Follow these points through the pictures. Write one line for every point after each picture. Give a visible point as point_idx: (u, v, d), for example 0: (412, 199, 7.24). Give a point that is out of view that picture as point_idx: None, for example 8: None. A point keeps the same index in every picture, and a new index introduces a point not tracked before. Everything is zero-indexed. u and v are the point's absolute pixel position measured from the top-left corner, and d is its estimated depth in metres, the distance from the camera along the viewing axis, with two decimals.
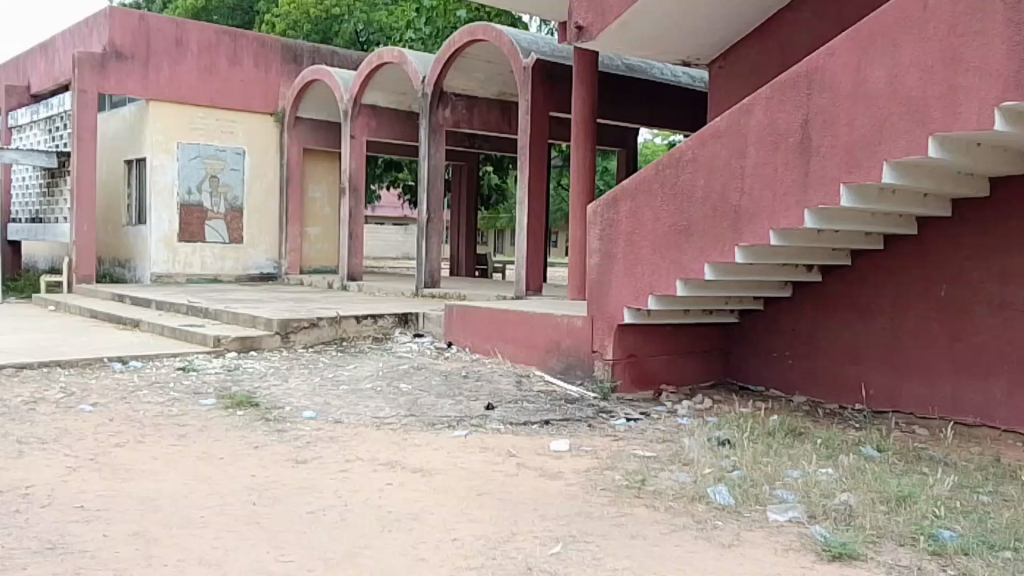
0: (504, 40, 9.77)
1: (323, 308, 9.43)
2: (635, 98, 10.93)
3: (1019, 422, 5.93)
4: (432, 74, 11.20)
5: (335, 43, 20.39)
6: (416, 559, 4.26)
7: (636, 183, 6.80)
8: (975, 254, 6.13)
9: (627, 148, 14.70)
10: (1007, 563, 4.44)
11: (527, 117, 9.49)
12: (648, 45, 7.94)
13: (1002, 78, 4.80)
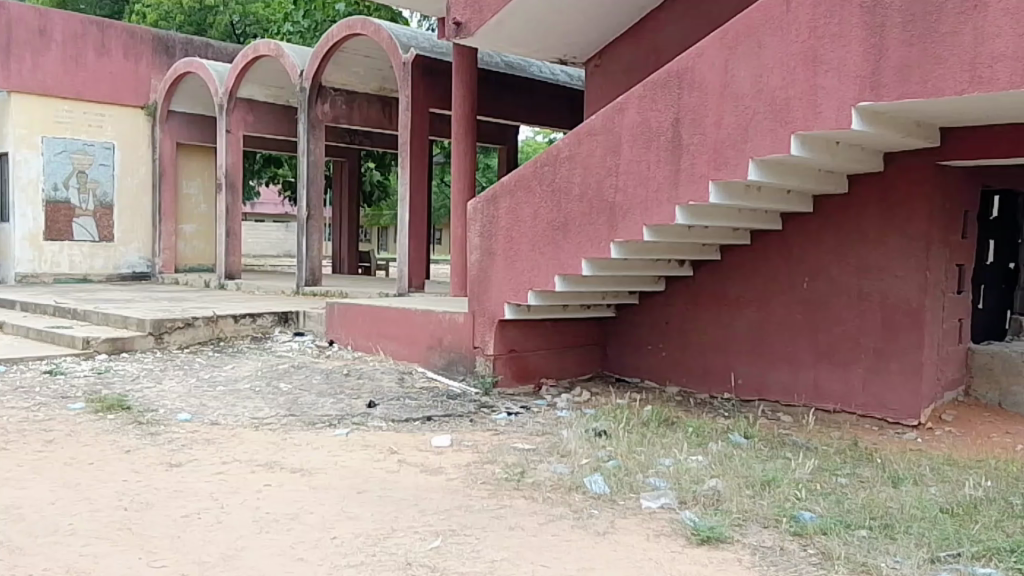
0: (383, 36, 9.73)
1: (199, 307, 9.22)
2: (516, 95, 11.06)
3: (874, 407, 6.27)
4: (308, 69, 11.04)
5: (210, 35, 19.92)
6: (293, 559, 4.21)
7: (515, 179, 6.83)
8: (835, 248, 6.42)
9: (507, 144, 14.75)
10: (862, 541, 4.71)
11: (407, 113, 9.48)
12: (540, 42, 8.07)
13: (860, 81, 5.17)
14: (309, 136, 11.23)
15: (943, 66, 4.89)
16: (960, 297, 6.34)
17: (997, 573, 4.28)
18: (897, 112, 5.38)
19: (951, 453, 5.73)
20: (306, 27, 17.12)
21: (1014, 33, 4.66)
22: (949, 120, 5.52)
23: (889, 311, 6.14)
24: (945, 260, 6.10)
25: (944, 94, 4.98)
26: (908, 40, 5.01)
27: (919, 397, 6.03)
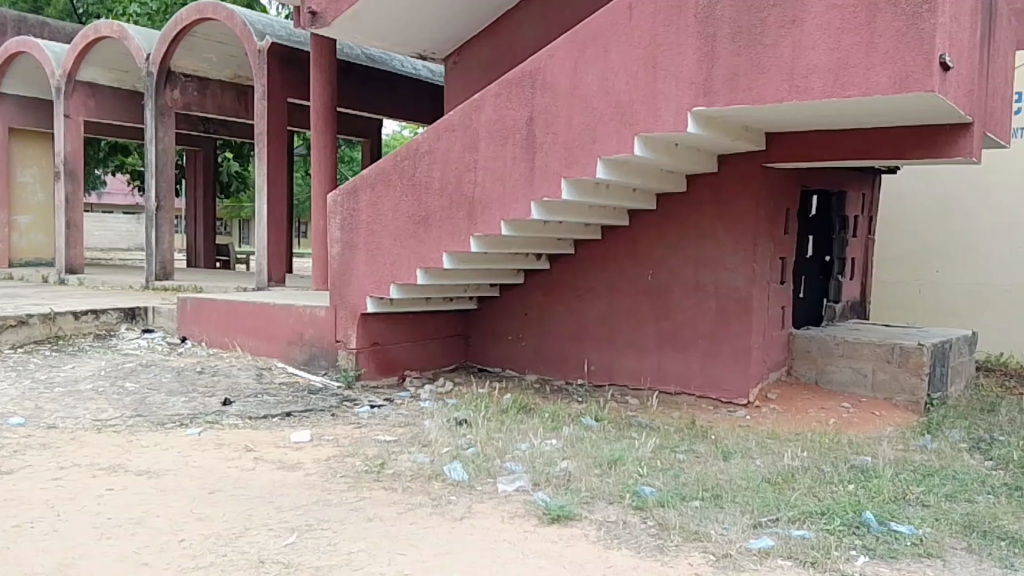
0: (236, 21, 9.43)
1: (35, 304, 8.59)
2: (377, 88, 11.04)
3: (710, 388, 6.80)
4: (157, 53, 10.53)
5: (47, 13, 18.52)
6: (138, 564, 4.09)
7: (375, 172, 6.84)
8: (676, 242, 6.90)
9: (372, 138, 14.65)
10: (695, 511, 5.17)
11: (263, 102, 9.28)
12: (400, 36, 8.16)
13: (693, 87, 5.64)
14: (157, 122, 10.72)
15: (764, 76, 5.44)
16: (783, 286, 6.98)
17: (810, 534, 4.84)
18: (729, 117, 5.88)
19: (774, 428, 6.32)
20: (156, 9, 16.35)
21: (825, 48, 5.25)
22: (773, 127, 6.07)
23: (722, 301, 6.67)
24: (770, 253, 6.69)
25: (767, 101, 5.52)
26: (736, 50, 5.53)
27: (748, 378, 6.59)
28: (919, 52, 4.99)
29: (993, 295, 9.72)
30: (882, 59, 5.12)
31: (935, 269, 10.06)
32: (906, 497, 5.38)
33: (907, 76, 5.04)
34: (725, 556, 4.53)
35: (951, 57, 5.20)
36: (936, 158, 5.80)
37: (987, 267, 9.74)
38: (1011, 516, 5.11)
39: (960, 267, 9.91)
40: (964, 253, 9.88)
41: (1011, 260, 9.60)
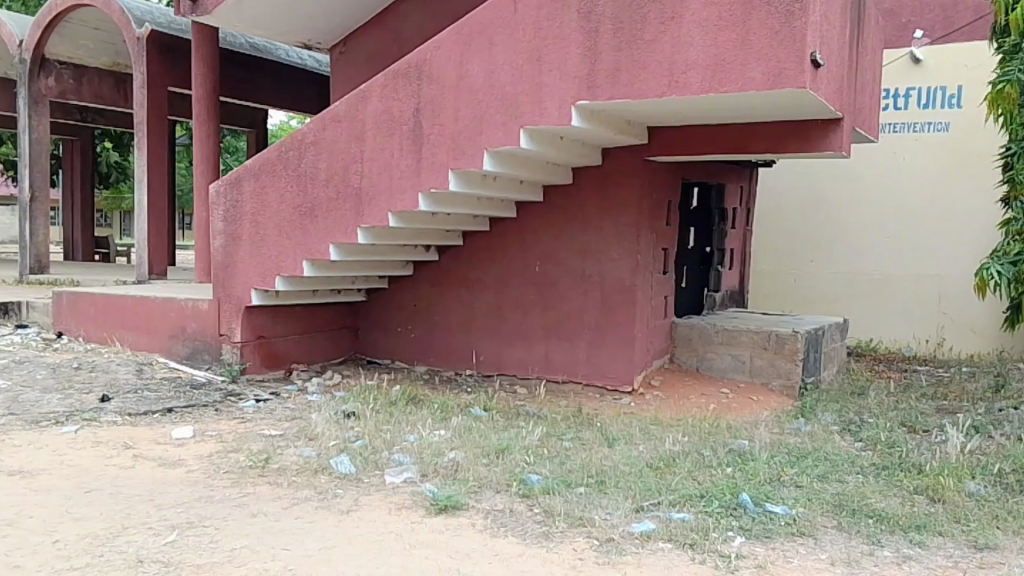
0: (114, 9, 9.48)
1: None
2: (262, 77, 11.31)
3: (596, 376, 6.95)
4: (30, 39, 10.51)
5: None
6: (8, 567, 3.97)
7: (259, 162, 6.75)
8: (562, 234, 7.02)
9: (257, 128, 14.48)
10: (580, 497, 5.26)
11: (143, 91, 9.35)
12: (287, 24, 8.16)
13: (576, 82, 5.74)
14: (31, 111, 10.68)
15: (645, 71, 5.57)
16: (666, 277, 7.17)
17: (689, 517, 4.99)
18: (612, 112, 5.98)
19: (657, 414, 6.49)
20: None
21: (703, 44, 5.41)
22: (655, 121, 6.19)
23: (607, 291, 6.81)
24: (653, 244, 6.86)
25: (649, 95, 5.64)
26: (617, 45, 5.65)
27: (632, 365, 6.76)
28: (791, 51, 5.18)
29: (865, 283, 10.13)
30: (756, 55, 5.28)
31: (815, 259, 10.45)
32: (780, 478, 5.55)
33: (780, 73, 5.22)
34: (608, 540, 4.66)
35: (821, 55, 5.37)
36: (811, 152, 5.93)
37: (862, 257, 10.16)
38: (878, 493, 5.36)
39: (837, 257, 10.31)
40: (840, 243, 10.29)
41: (883, 251, 10.03)
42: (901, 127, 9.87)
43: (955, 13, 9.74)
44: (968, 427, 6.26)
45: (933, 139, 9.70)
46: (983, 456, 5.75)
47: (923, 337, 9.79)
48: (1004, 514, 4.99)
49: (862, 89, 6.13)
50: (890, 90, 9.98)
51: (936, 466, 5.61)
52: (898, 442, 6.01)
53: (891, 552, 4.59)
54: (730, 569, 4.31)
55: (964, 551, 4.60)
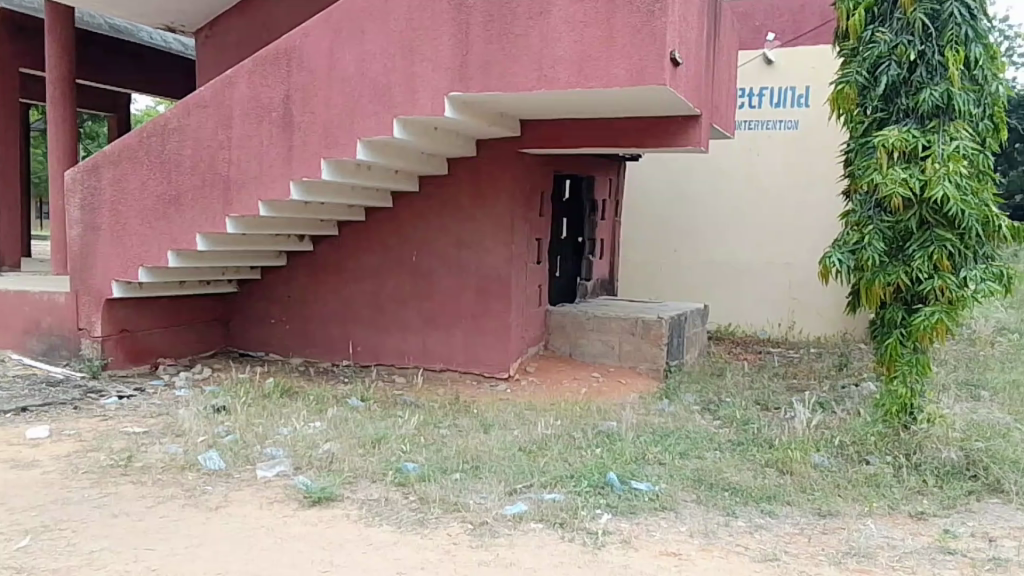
0: None
1: None
2: (121, 59, 10.97)
3: (473, 363, 7.13)
4: None
5: None
6: None
7: (119, 148, 6.47)
8: (437, 224, 7.13)
9: (120, 113, 13.83)
10: (454, 483, 5.35)
11: None
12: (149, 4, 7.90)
13: (449, 73, 5.80)
14: None
15: (515, 64, 5.70)
16: (539, 266, 7.43)
17: (560, 497, 5.18)
18: (485, 104, 6.08)
19: (531, 400, 6.69)
20: None
21: (570, 40, 5.59)
22: (527, 114, 6.33)
23: (483, 280, 6.98)
24: (527, 234, 7.08)
25: (520, 89, 5.77)
26: (489, 38, 5.74)
27: (507, 352, 6.97)
28: (652, 49, 5.42)
29: (731, 271, 10.69)
30: (621, 53, 5.50)
31: (686, 248, 10.90)
32: (644, 457, 5.83)
33: (643, 70, 5.45)
34: (482, 524, 4.78)
35: (680, 54, 5.64)
36: (671, 147, 6.24)
37: (729, 245, 10.69)
38: (733, 467, 5.71)
39: (705, 245, 10.81)
40: (708, 231, 10.78)
41: (749, 239, 10.58)
42: (754, 124, 10.45)
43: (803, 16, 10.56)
44: (813, 404, 6.77)
45: (783, 136, 10.35)
46: (828, 430, 6.22)
47: (775, 321, 10.48)
48: (844, 482, 5.45)
49: (718, 88, 6.48)
50: (745, 90, 10.53)
51: (786, 441, 6.02)
52: (751, 420, 6.42)
53: (744, 522, 4.94)
54: (597, 546, 4.52)
55: (809, 518, 5.01)
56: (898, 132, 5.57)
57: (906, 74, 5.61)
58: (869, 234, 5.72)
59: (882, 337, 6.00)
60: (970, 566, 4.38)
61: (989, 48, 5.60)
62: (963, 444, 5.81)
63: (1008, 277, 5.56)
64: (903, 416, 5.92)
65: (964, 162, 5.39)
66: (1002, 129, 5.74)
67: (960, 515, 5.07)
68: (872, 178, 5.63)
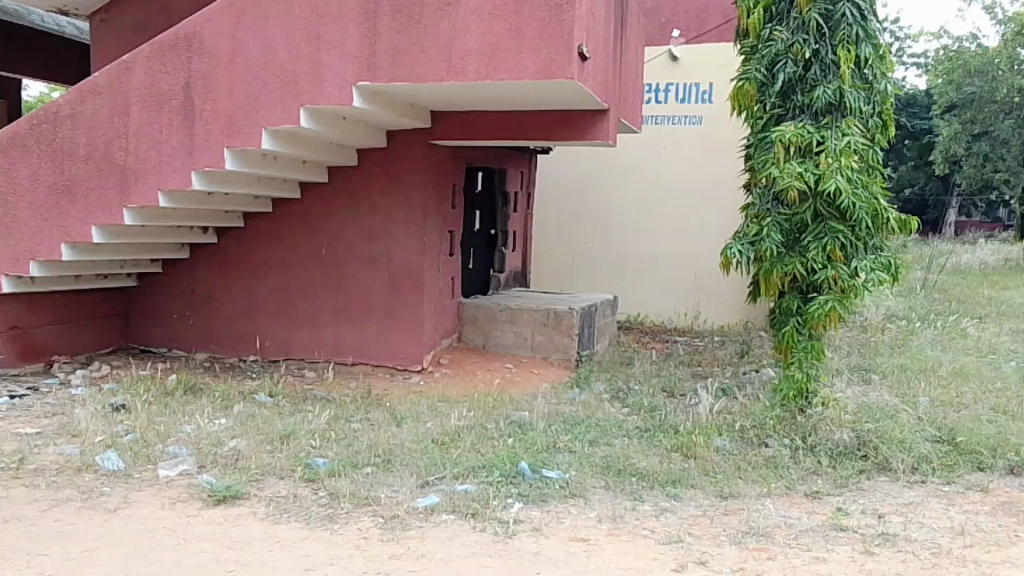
0: None
1: None
2: (9, 44, 10.44)
3: (386, 356, 7.14)
4: None
5: None
6: None
7: (7, 135, 6.16)
8: (347, 216, 7.09)
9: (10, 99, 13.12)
10: (366, 477, 5.32)
11: None
12: None
13: (357, 61, 5.73)
14: None
15: (424, 54, 5.67)
16: (452, 258, 7.48)
17: (472, 487, 5.21)
18: (394, 95, 6.04)
19: (444, 392, 6.73)
20: None
21: (479, 32, 5.60)
22: (438, 105, 6.33)
23: (395, 272, 6.99)
24: (439, 226, 7.12)
25: (429, 80, 5.74)
26: (397, 27, 5.70)
27: (421, 344, 7.01)
28: (561, 43, 5.47)
29: (645, 262, 10.93)
30: (529, 45, 5.54)
31: (602, 240, 11.11)
32: (555, 445, 5.92)
33: (551, 64, 5.50)
34: (393, 517, 4.77)
35: (588, 49, 5.72)
36: (580, 140, 6.32)
37: (644, 237, 10.91)
38: (640, 453, 5.86)
39: (620, 237, 11.02)
40: (625, 224, 10.98)
41: (665, 231, 10.80)
42: (661, 119, 10.66)
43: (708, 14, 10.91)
44: (717, 390, 7.01)
45: (690, 131, 10.59)
46: (729, 415, 6.44)
47: (681, 311, 10.80)
48: (744, 464, 5.66)
49: (625, 82, 6.59)
50: (652, 85, 10.73)
51: (690, 426, 6.21)
52: (658, 406, 6.62)
53: (651, 506, 5.09)
54: (508, 534, 4.58)
55: (711, 500, 5.19)
56: (794, 128, 5.74)
57: (802, 72, 5.79)
58: (767, 226, 5.92)
59: (780, 325, 6.22)
60: (860, 542, 4.63)
61: (879, 47, 5.77)
62: (854, 426, 6.11)
63: (896, 267, 5.76)
64: (799, 401, 6.19)
65: (855, 157, 5.60)
66: (889, 125, 5.88)
67: (852, 493, 5.35)
68: (770, 172, 5.81)
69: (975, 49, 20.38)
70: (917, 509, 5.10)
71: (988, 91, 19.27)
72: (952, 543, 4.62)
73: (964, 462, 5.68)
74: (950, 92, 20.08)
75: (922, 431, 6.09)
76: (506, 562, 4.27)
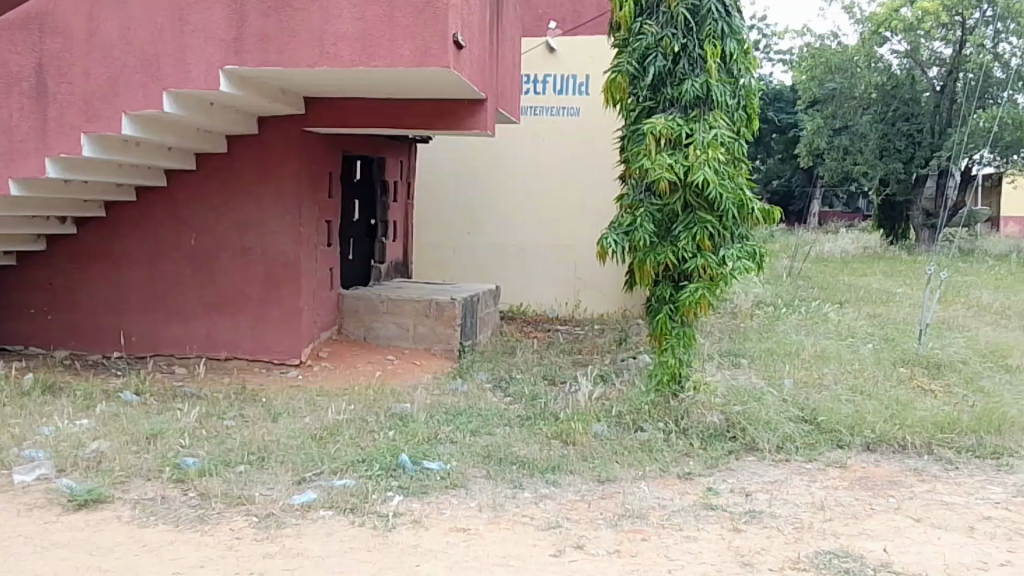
0: None
1: None
2: None
3: (260, 351, 7.07)
4: None
5: None
6: None
7: None
8: (217, 206, 6.98)
9: None
10: (238, 475, 5.15)
11: None
12: None
13: (223, 45, 5.53)
14: None
15: (294, 38, 5.51)
16: (329, 249, 7.50)
17: (352, 481, 5.12)
18: (262, 79, 5.88)
19: (323, 386, 6.65)
20: None
21: (351, 17, 5.48)
22: (311, 91, 6.22)
23: (269, 264, 6.96)
24: (315, 217, 7.13)
25: (300, 65, 5.58)
26: (265, 10, 5.53)
27: (297, 338, 7.01)
28: (435, 30, 5.41)
29: (532, 253, 11.03)
30: (402, 32, 5.45)
31: (492, 231, 11.11)
32: (437, 436, 5.89)
33: (425, 51, 5.43)
34: (268, 515, 4.63)
35: (463, 37, 5.69)
36: (457, 130, 6.42)
37: (534, 229, 10.99)
38: (521, 441, 5.90)
39: (511, 228, 11.06)
40: (516, 215, 11.03)
41: (555, 223, 10.93)
42: (539, 110, 10.81)
43: (584, 8, 11.13)
44: (595, 377, 7.19)
45: (565, 121, 10.77)
46: (608, 401, 6.59)
47: (562, 300, 10.97)
48: (620, 449, 5.78)
49: (499, 74, 6.73)
50: (530, 76, 10.86)
51: (569, 413, 6.32)
52: (539, 395, 6.74)
53: (531, 493, 5.12)
54: (387, 528, 4.52)
55: (589, 485, 5.26)
56: (664, 120, 5.87)
57: (671, 66, 5.93)
58: (641, 217, 6.05)
59: (655, 313, 6.37)
60: (728, 520, 4.79)
61: (743, 43, 5.99)
62: (724, 408, 6.33)
63: (760, 255, 6.03)
64: (672, 385, 6.39)
65: (721, 150, 5.80)
66: (753, 119, 6.14)
67: (722, 473, 5.54)
68: (642, 164, 5.92)
69: (837, 48, 21.26)
70: (782, 487, 5.31)
71: (846, 88, 20.62)
72: (813, 518, 4.84)
73: (825, 440, 5.98)
74: (813, 88, 21.27)
75: (787, 412, 6.38)
76: (384, 556, 4.19)
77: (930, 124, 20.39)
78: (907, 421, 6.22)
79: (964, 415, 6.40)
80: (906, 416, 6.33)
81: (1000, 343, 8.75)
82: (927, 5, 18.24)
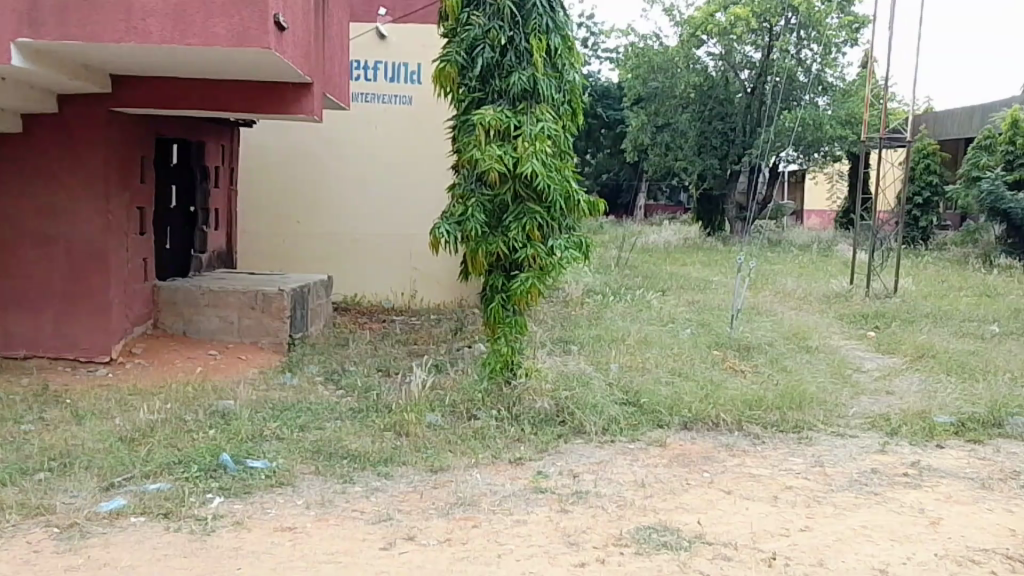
0: None
1: None
2: None
3: (65, 348, 6.62)
4: None
5: None
6: None
7: None
8: (12, 192, 6.45)
9: None
10: (37, 484, 4.72)
11: None
12: None
13: (16, 15, 5.04)
14: None
15: (98, 11, 5.10)
16: (143, 238, 7.12)
17: (166, 485, 4.84)
18: (62, 53, 5.42)
19: (137, 385, 6.27)
20: None
21: None
22: (118, 68, 5.82)
23: (73, 254, 6.51)
24: (125, 204, 6.73)
25: (105, 41, 5.17)
26: None
27: (107, 334, 6.61)
28: (254, 9, 5.17)
29: (366, 243, 10.93)
30: (219, 10, 5.17)
31: (330, 218, 10.87)
32: (262, 433, 5.68)
33: (245, 31, 5.18)
34: (71, 526, 4.28)
35: (285, 18, 5.48)
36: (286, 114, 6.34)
37: (376, 217, 10.89)
38: (352, 434, 5.81)
39: (353, 216, 10.88)
40: (358, 203, 10.86)
41: (399, 211, 10.90)
42: (370, 97, 10.70)
43: None
44: (430, 366, 7.23)
45: (400, 110, 10.74)
46: (440, 390, 6.63)
47: (397, 290, 10.97)
48: (453, 438, 5.82)
49: (326, 57, 6.65)
50: (360, 62, 10.68)
51: (402, 404, 6.30)
52: (372, 387, 6.68)
53: (361, 487, 5.03)
54: (205, 531, 4.29)
55: (422, 475, 5.25)
56: (493, 112, 5.92)
57: (499, 58, 6.00)
58: (472, 207, 6.07)
59: (488, 301, 6.45)
60: (556, 501, 4.93)
61: (568, 39, 6.15)
62: (554, 394, 6.53)
63: (587, 246, 6.22)
64: (505, 372, 6.51)
65: (549, 143, 5.93)
66: (579, 114, 6.35)
67: (551, 456, 5.69)
68: (472, 154, 5.94)
69: (659, 48, 22.21)
70: (605, 467, 5.54)
71: (667, 87, 21.66)
72: (635, 495, 5.07)
73: (646, 421, 6.31)
74: (639, 87, 22.21)
75: (611, 395, 6.67)
76: (201, 561, 3.98)
77: (742, 124, 21.69)
78: (720, 400, 6.68)
79: (769, 393, 6.96)
80: (718, 396, 6.79)
81: (800, 325, 9.61)
82: (740, 10, 19.82)
